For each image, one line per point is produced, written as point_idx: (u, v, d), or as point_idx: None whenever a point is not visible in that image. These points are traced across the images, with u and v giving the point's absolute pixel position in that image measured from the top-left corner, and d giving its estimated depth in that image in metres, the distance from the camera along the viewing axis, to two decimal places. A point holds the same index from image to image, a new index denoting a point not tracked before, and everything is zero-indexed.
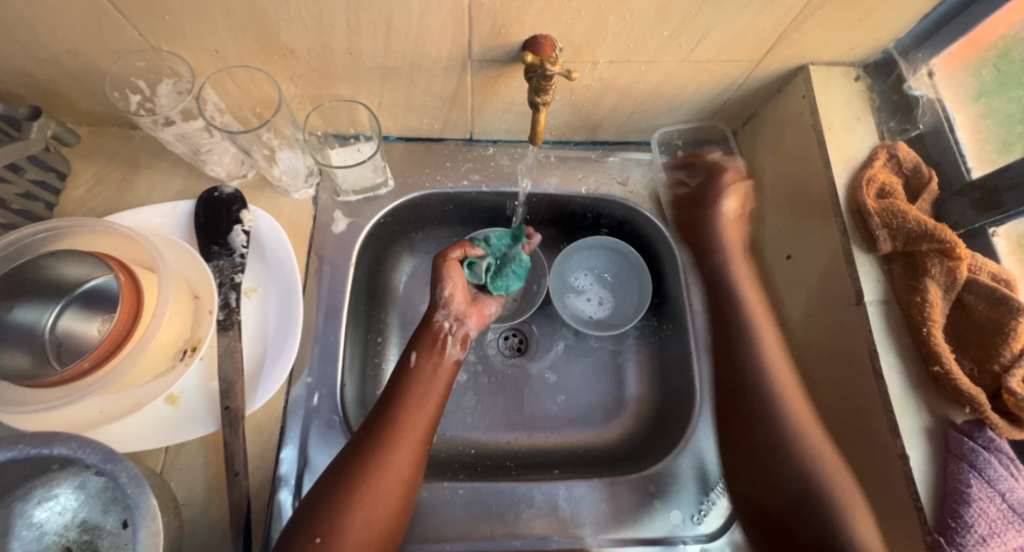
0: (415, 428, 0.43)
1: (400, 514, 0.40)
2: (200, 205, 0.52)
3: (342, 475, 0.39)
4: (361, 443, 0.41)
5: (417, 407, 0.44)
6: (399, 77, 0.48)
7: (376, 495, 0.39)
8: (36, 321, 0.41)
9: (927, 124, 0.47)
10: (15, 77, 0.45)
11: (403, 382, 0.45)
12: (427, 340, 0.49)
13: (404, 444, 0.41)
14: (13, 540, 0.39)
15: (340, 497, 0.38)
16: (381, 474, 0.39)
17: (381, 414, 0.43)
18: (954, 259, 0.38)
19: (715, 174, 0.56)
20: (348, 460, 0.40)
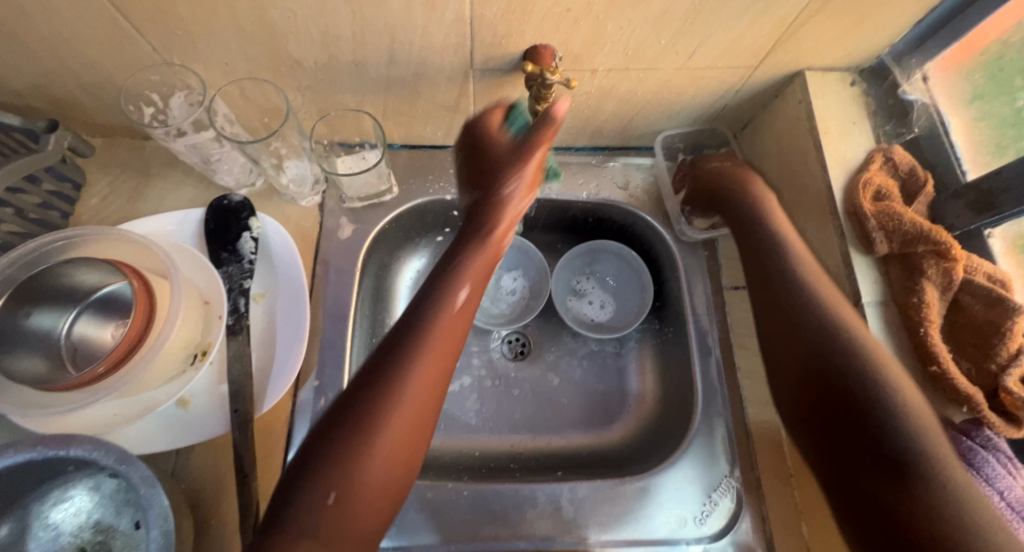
0: (437, 371, 0.36)
1: (414, 463, 0.34)
2: (209, 213, 0.53)
3: (352, 425, 0.32)
4: (374, 385, 0.34)
5: (440, 348, 0.37)
6: (403, 87, 0.49)
7: (394, 443, 0.33)
8: (52, 327, 0.42)
9: (923, 128, 0.47)
10: (33, 91, 0.46)
11: (419, 318, 0.38)
12: (473, 258, 0.43)
13: (426, 389, 0.35)
14: (30, 540, 0.40)
15: (352, 450, 0.31)
16: (399, 424, 0.33)
17: (390, 346, 0.36)
18: (950, 260, 0.38)
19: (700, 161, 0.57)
20: (358, 406, 0.33)
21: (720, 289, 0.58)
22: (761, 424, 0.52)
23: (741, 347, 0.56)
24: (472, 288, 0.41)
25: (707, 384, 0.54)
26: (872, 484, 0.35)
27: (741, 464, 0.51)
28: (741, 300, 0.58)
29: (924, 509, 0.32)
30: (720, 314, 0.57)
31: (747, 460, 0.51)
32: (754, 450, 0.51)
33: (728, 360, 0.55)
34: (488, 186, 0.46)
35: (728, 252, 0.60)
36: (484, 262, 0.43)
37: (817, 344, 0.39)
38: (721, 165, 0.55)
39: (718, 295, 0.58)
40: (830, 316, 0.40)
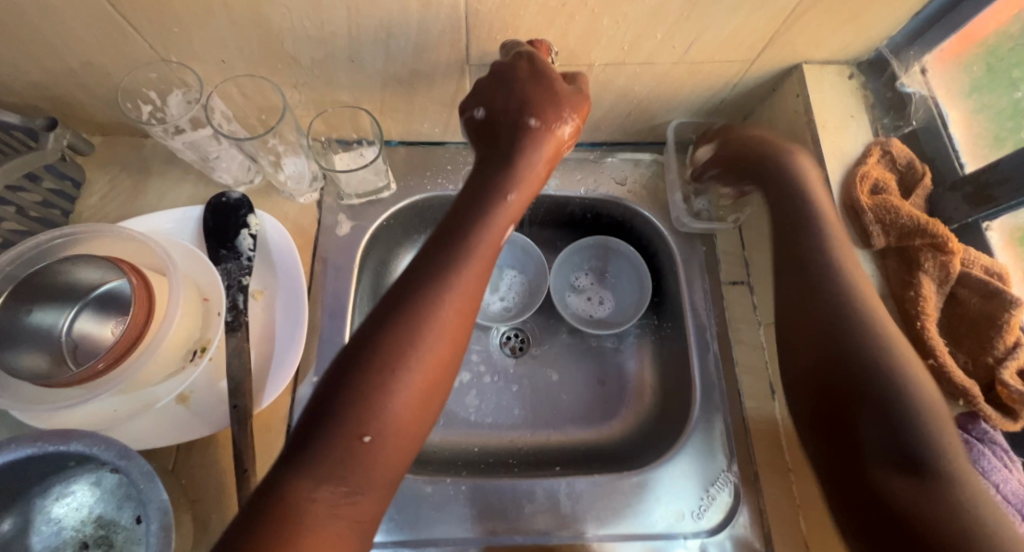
0: (461, 305, 0.35)
1: (440, 395, 0.34)
2: (208, 210, 0.53)
3: (375, 359, 0.31)
4: (395, 320, 0.32)
5: (463, 283, 0.35)
6: (400, 82, 0.49)
7: (420, 375, 0.32)
8: (53, 324, 0.43)
9: (921, 120, 0.47)
10: (32, 90, 0.46)
11: (439, 254, 0.36)
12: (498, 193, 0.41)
13: (451, 321, 0.34)
14: (33, 534, 0.41)
15: (378, 382, 0.30)
16: (424, 357, 0.32)
17: (411, 283, 0.35)
18: (947, 253, 0.38)
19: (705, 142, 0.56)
20: (381, 340, 0.32)
21: (718, 284, 0.58)
22: (759, 418, 0.52)
23: (739, 341, 0.56)
24: (505, 228, 0.41)
25: (706, 379, 0.54)
26: (880, 479, 0.31)
27: (740, 459, 0.51)
28: (739, 295, 0.58)
29: (934, 507, 0.28)
30: (718, 309, 0.57)
31: (746, 455, 0.51)
32: (752, 445, 0.51)
33: (726, 354, 0.55)
34: (537, 117, 0.42)
35: (726, 247, 0.60)
36: (513, 203, 0.41)
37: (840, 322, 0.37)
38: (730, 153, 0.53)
39: (716, 290, 0.58)
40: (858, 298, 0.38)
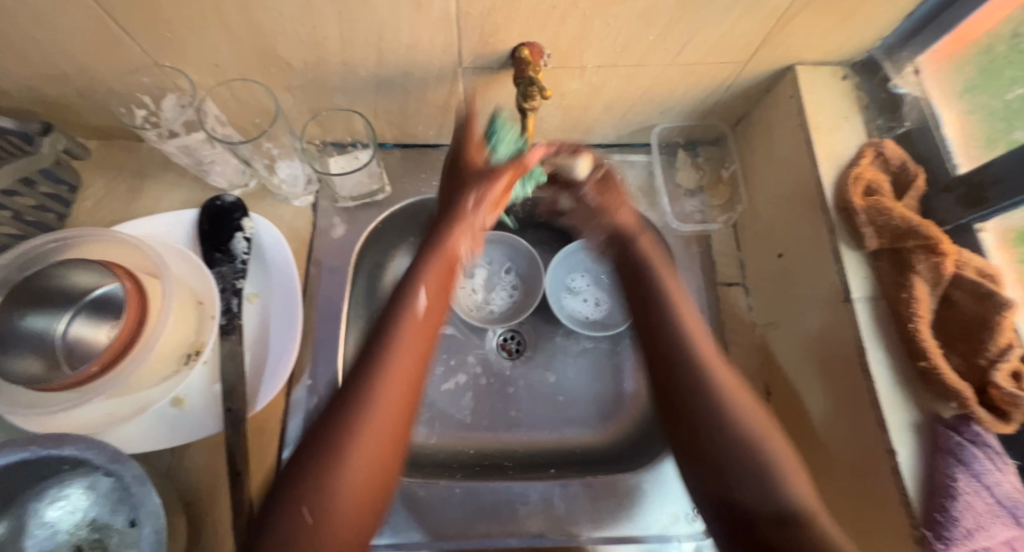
0: (406, 375, 0.32)
1: (393, 473, 0.30)
2: (203, 214, 0.53)
3: (321, 442, 0.28)
4: (339, 400, 0.30)
5: (407, 348, 0.33)
6: (393, 85, 0.49)
7: (365, 455, 0.29)
8: (47, 328, 0.42)
9: (914, 121, 0.46)
10: (27, 95, 0.47)
11: (389, 321, 0.34)
12: (439, 240, 0.40)
13: (400, 393, 0.31)
14: (27, 538, 0.41)
15: (319, 467, 0.27)
16: (372, 433, 0.29)
17: (357, 358, 0.33)
18: (939, 255, 0.37)
19: (615, 196, 0.50)
20: (324, 425, 0.29)
21: (713, 285, 0.58)
22: None
23: (734, 343, 0.55)
24: (452, 282, 0.39)
25: None
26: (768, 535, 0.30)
27: None
28: (735, 297, 0.58)
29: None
30: (713, 311, 0.57)
31: None
32: None
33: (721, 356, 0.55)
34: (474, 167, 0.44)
35: (721, 248, 0.60)
36: (455, 250, 0.40)
37: (706, 405, 0.34)
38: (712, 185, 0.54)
39: (711, 291, 0.58)
40: (720, 381, 0.35)
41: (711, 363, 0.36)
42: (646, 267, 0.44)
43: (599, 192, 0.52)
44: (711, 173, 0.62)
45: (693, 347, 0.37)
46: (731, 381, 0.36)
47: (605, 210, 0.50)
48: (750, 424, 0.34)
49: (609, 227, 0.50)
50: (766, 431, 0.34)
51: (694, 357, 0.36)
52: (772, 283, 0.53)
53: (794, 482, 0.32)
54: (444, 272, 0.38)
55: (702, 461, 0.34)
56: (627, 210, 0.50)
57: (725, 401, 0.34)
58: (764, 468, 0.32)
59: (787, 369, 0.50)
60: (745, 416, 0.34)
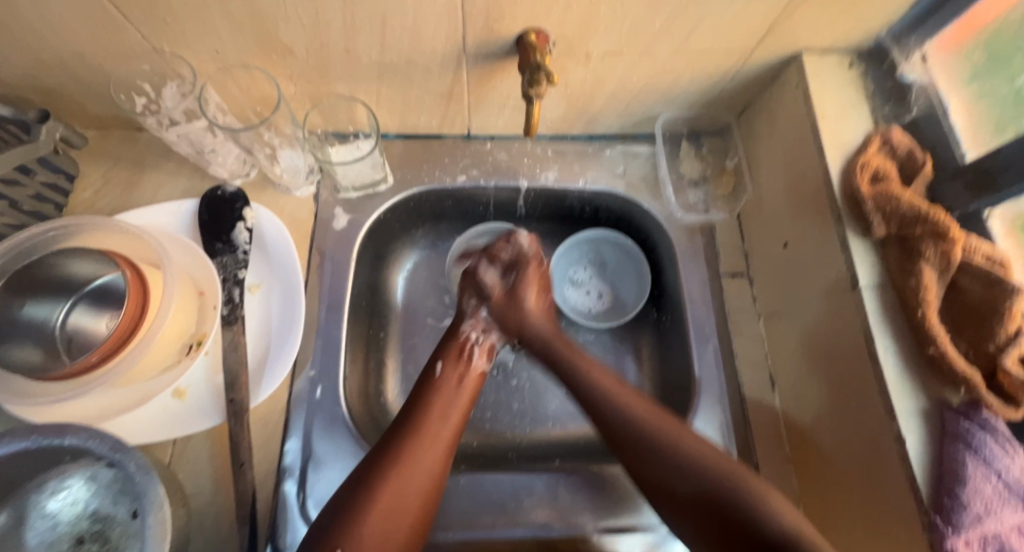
0: (442, 434, 0.43)
1: (424, 506, 0.39)
2: (204, 204, 0.53)
3: (364, 480, 0.38)
4: (381, 451, 0.40)
5: (437, 417, 0.44)
6: (396, 73, 0.49)
7: (397, 493, 0.38)
8: (47, 318, 0.42)
9: (921, 108, 0.46)
10: (24, 81, 0.46)
11: (427, 391, 0.46)
12: (454, 350, 0.51)
13: (431, 447, 0.42)
14: (28, 530, 0.40)
15: (363, 499, 0.37)
16: (403, 475, 0.39)
17: (399, 424, 0.43)
18: (949, 242, 0.37)
19: (528, 268, 0.56)
20: (368, 468, 0.39)
21: (718, 276, 0.58)
22: (759, 410, 0.52)
23: (739, 334, 0.55)
24: (474, 364, 0.51)
25: (706, 372, 0.53)
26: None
27: (739, 453, 0.50)
28: (739, 287, 0.57)
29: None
30: (717, 301, 0.57)
31: (745, 446, 0.50)
32: (751, 437, 0.51)
33: (726, 347, 0.55)
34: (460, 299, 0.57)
35: (726, 239, 0.59)
36: (469, 389, 0.48)
37: (650, 446, 0.42)
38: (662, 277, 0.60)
39: (715, 282, 0.58)
40: (665, 428, 0.43)
41: (636, 418, 0.44)
42: (556, 345, 0.52)
43: (501, 311, 0.55)
44: (715, 165, 0.62)
45: (619, 398, 0.46)
46: (681, 433, 0.42)
47: (519, 317, 0.54)
48: (693, 452, 0.40)
49: (516, 330, 0.55)
50: (727, 465, 0.39)
51: (627, 411, 0.44)
52: (778, 274, 0.52)
53: (759, 494, 0.37)
54: (463, 385, 0.48)
55: (688, 500, 0.39)
56: (532, 304, 0.55)
57: (687, 451, 0.41)
58: (739, 495, 0.37)
59: (793, 358, 0.49)
60: (688, 445, 0.41)
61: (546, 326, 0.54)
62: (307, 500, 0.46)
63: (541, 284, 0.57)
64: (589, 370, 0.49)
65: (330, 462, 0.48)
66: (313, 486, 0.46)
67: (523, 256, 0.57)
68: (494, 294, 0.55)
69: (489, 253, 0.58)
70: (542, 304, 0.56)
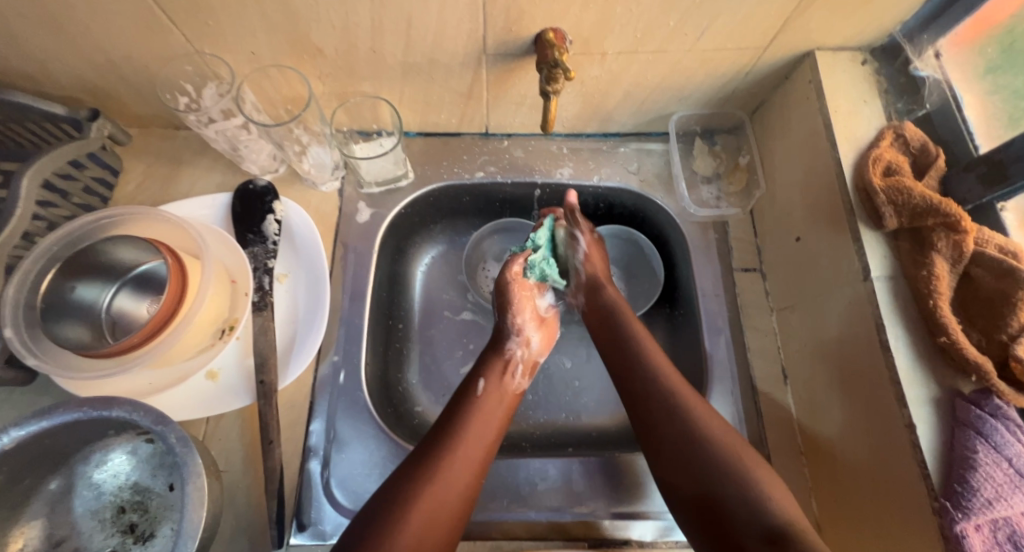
0: (474, 454, 0.43)
1: (455, 523, 0.39)
2: (236, 197, 0.55)
3: (398, 496, 0.38)
4: (413, 467, 0.41)
5: (473, 435, 0.44)
6: (419, 73, 0.51)
7: (432, 510, 0.38)
8: (96, 299, 0.45)
9: (934, 103, 0.46)
10: (76, 81, 0.49)
11: (466, 407, 0.47)
12: (497, 369, 0.52)
13: (462, 470, 0.42)
14: (75, 498, 0.43)
15: (397, 515, 0.37)
16: (438, 493, 0.39)
17: (431, 441, 0.43)
18: (960, 233, 0.38)
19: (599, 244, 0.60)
20: (400, 483, 0.39)
21: (730, 270, 0.59)
22: (771, 402, 0.52)
23: (752, 327, 0.56)
24: (504, 383, 0.51)
25: (718, 364, 0.54)
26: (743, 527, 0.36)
27: (751, 443, 0.51)
28: (752, 282, 0.58)
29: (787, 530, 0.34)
30: (730, 295, 0.58)
31: (757, 437, 0.51)
32: (763, 428, 0.51)
33: (738, 340, 0.55)
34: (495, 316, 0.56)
35: (738, 234, 0.60)
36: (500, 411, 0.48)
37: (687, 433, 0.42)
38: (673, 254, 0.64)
39: (728, 276, 0.58)
40: (705, 419, 0.43)
41: (683, 409, 0.44)
42: (618, 320, 0.53)
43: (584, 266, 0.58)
44: (728, 161, 0.63)
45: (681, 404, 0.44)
46: (716, 424, 0.42)
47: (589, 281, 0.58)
48: (719, 440, 0.41)
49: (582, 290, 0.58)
50: (744, 455, 0.40)
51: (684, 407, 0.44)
52: (791, 267, 0.53)
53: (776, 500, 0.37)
54: (497, 407, 0.48)
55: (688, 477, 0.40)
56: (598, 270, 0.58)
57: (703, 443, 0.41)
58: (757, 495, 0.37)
59: (806, 351, 0.50)
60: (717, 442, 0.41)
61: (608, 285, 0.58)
62: (331, 479, 0.48)
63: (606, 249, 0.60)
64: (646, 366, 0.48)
65: (352, 443, 0.50)
66: (336, 465, 0.49)
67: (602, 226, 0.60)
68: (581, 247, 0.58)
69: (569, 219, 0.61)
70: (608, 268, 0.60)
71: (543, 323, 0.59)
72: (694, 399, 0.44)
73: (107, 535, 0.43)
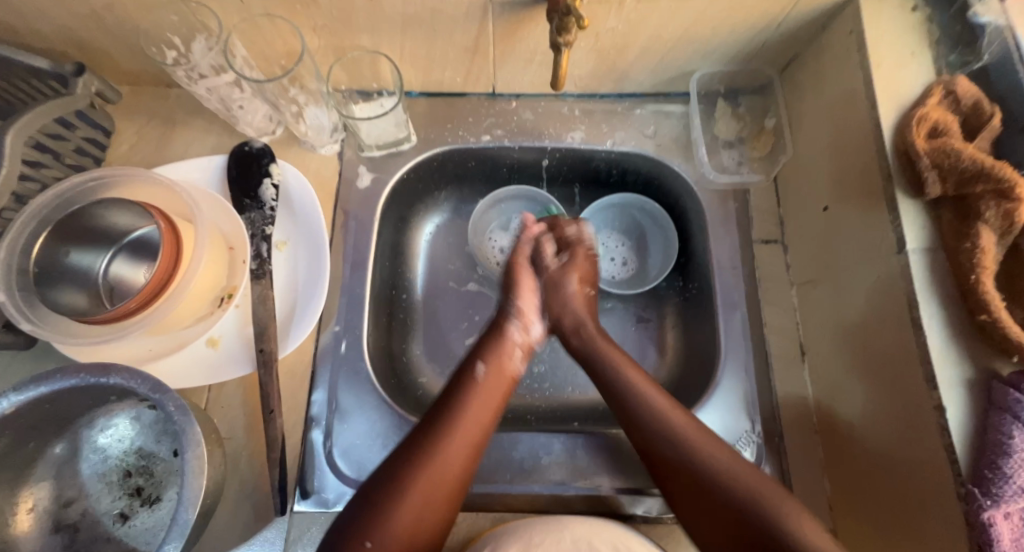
0: (470, 433, 0.42)
1: (452, 502, 0.39)
2: (231, 160, 0.53)
3: (394, 478, 0.38)
4: (408, 448, 0.40)
5: (471, 416, 0.43)
6: (421, 25, 0.47)
7: (429, 487, 0.38)
8: (91, 266, 0.44)
9: (993, 55, 0.41)
10: (59, 33, 0.47)
11: (464, 388, 0.45)
12: (495, 349, 0.49)
13: (455, 451, 0.41)
14: (82, 461, 0.44)
15: (393, 497, 0.37)
16: (434, 473, 0.39)
17: (428, 422, 0.42)
18: (1013, 200, 0.34)
19: (580, 255, 0.57)
20: (395, 465, 0.39)
21: (750, 242, 0.55)
22: (786, 380, 0.50)
23: (769, 302, 0.53)
24: (507, 364, 0.49)
25: (731, 340, 0.52)
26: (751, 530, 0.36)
27: (763, 421, 0.49)
28: (772, 255, 0.55)
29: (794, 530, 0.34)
30: (748, 268, 0.55)
31: (770, 416, 0.49)
32: (777, 406, 0.49)
33: (755, 315, 0.53)
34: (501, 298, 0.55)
35: (759, 204, 0.57)
36: (500, 391, 0.46)
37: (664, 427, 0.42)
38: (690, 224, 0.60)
39: (747, 248, 0.55)
40: (685, 426, 0.42)
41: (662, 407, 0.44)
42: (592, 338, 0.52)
43: (548, 284, 0.55)
44: (753, 125, 0.59)
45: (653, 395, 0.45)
46: (701, 435, 0.41)
47: (563, 302, 0.55)
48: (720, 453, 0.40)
49: (558, 319, 0.54)
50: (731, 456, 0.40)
51: (653, 401, 0.44)
52: (815, 238, 0.50)
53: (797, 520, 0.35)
54: (499, 389, 0.47)
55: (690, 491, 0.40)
56: (575, 290, 0.55)
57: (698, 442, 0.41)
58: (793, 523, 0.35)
59: (828, 327, 0.47)
60: (724, 471, 0.39)
61: (588, 320, 0.54)
62: (334, 448, 0.48)
63: (585, 272, 0.57)
64: (624, 378, 0.47)
65: (355, 414, 0.49)
66: (339, 435, 0.48)
67: (583, 241, 0.58)
68: (548, 268, 0.56)
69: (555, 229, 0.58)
70: (585, 292, 0.56)
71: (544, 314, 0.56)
72: (696, 426, 0.42)
73: (115, 498, 0.43)
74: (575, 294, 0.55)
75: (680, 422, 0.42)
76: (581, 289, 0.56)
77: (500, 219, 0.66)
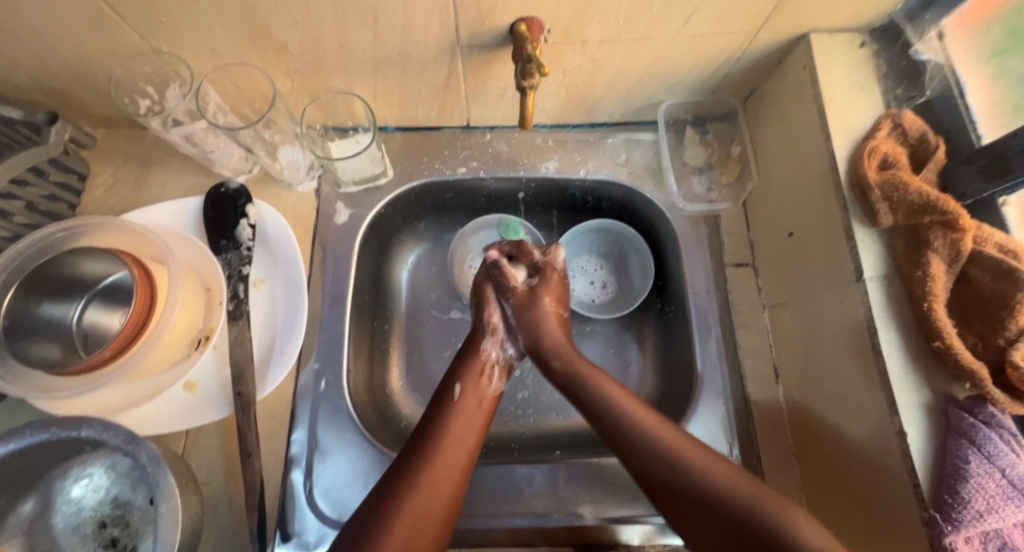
0: (456, 460, 0.41)
1: (441, 533, 0.38)
2: (208, 201, 0.54)
3: (376, 510, 0.36)
4: (391, 475, 0.39)
5: (453, 441, 0.42)
6: (391, 67, 0.49)
7: (417, 513, 0.37)
8: (63, 316, 0.44)
9: (935, 90, 0.44)
10: (31, 83, 0.47)
11: (442, 417, 0.45)
12: (472, 370, 0.49)
13: (442, 477, 0.40)
14: (54, 514, 0.43)
15: (380, 524, 0.35)
16: (421, 500, 0.38)
17: (408, 451, 0.41)
18: (957, 231, 0.36)
19: (552, 277, 0.54)
20: (378, 496, 0.38)
21: (722, 266, 0.57)
22: (761, 402, 0.51)
23: (742, 324, 0.55)
24: (485, 387, 0.49)
25: (706, 363, 0.53)
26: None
27: (740, 443, 0.50)
28: (744, 278, 0.57)
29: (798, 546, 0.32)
30: (720, 291, 0.56)
31: (747, 438, 0.50)
32: (753, 428, 0.50)
33: (729, 338, 0.54)
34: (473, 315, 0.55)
35: (730, 228, 0.58)
36: (479, 420, 0.46)
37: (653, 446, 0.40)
38: (665, 249, 0.62)
39: (719, 272, 0.57)
40: (673, 442, 0.40)
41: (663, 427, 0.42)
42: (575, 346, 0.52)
43: (519, 306, 0.52)
44: (720, 151, 0.61)
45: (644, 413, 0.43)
46: (696, 457, 0.39)
47: (536, 321, 0.51)
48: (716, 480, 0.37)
49: (532, 338, 0.51)
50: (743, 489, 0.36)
51: (636, 416, 0.42)
52: (782, 261, 0.51)
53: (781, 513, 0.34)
54: (481, 417, 0.46)
55: (685, 505, 0.37)
56: (549, 309, 0.52)
57: (700, 468, 0.38)
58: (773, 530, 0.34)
59: (798, 350, 0.49)
60: (716, 474, 0.37)
61: (562, 340, 0.51)
62: (314, 489, 0.47)
63: (559, 294, 0.54)
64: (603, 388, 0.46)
65: (336, 452, 0.49)
66: (319, 475, 0.48)
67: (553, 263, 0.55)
68: (516, 291, 0.53)
69: (519, 249, 0.56)
70: (558, 312, 0.53)
71: (523, 327, 0.57)
72: (704, 455, 0.39)
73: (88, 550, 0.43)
74: (549, 315, 0.52)
75: (657, 434, 0.41)
76: (551, 311, 0.53)
77: (478, 248, 0.67)
